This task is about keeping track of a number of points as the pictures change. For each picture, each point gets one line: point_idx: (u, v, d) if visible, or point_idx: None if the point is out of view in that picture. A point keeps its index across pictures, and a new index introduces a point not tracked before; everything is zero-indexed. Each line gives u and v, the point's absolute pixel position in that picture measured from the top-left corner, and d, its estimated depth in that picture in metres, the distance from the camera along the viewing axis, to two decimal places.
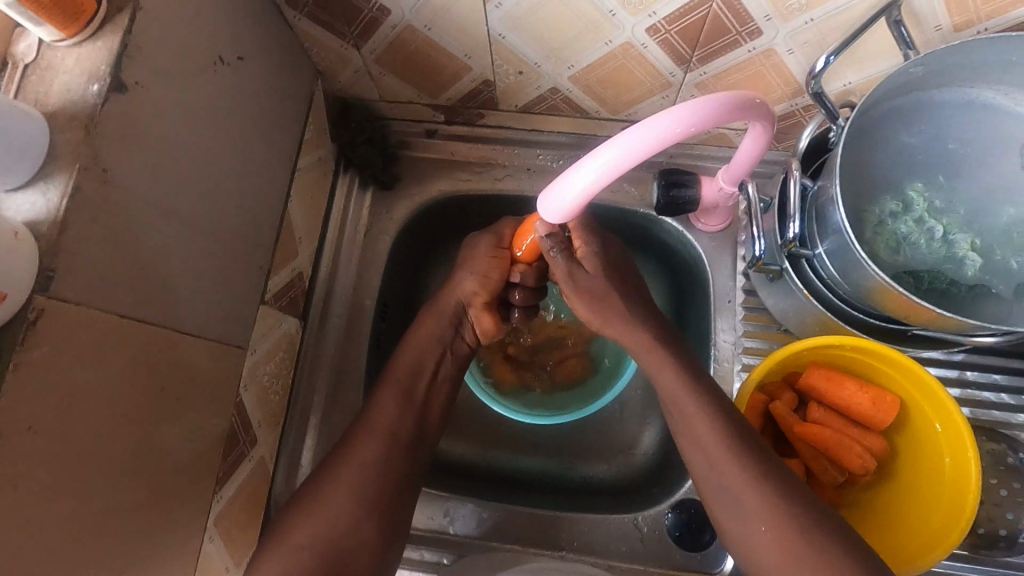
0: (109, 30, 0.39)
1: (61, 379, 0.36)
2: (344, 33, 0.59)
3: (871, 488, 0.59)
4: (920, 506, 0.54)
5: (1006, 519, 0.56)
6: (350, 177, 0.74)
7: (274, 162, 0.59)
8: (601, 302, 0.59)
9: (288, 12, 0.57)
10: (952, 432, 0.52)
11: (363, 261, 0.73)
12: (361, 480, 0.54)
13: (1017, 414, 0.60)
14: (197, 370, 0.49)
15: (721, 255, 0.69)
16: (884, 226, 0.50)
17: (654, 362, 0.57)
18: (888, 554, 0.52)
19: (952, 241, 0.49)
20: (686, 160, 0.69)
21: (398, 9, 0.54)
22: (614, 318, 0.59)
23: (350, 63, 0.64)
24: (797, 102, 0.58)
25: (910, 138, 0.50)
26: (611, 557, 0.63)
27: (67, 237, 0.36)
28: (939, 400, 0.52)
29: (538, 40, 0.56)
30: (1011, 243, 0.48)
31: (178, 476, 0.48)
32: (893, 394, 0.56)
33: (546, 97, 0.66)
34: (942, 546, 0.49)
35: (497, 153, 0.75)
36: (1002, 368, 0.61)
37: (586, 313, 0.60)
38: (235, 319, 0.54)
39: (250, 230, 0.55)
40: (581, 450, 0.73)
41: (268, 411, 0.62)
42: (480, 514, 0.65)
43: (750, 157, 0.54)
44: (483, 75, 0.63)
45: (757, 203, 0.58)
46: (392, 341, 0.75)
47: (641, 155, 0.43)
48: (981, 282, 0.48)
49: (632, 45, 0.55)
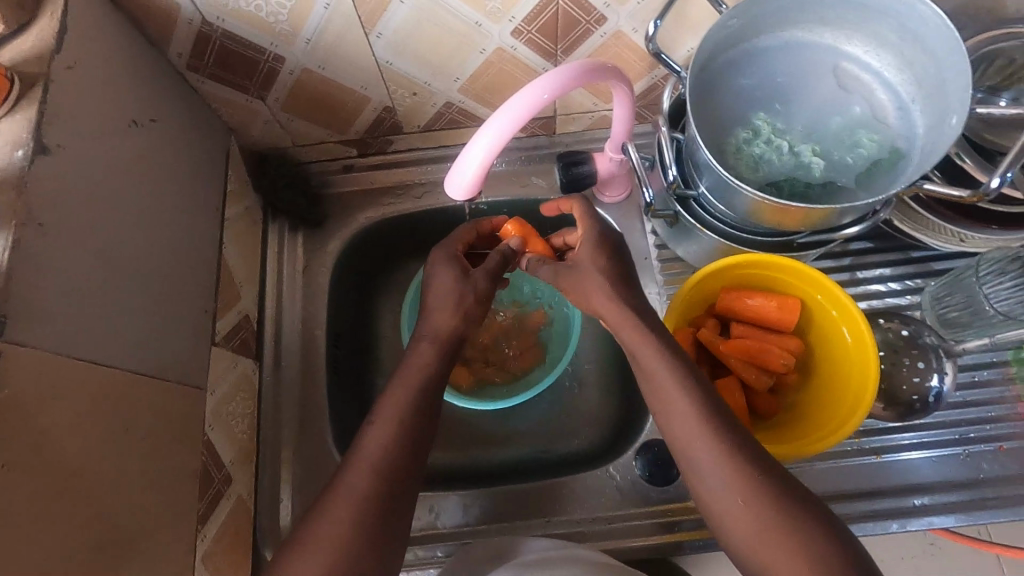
0: (25, 104, 0.43)
1: (31, 415, 0.38)
2: (247, 86, 0.65)
3: (799, 389, 0.66)
4: (839, 384, 0.61)
5: (916, 384, 0.65)
6: (279, 224, 0.79)
7: (202, 213, 0.63)
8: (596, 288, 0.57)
9: (192, 76, 0.62)
10: (844, 312, 0.60)
11: (305, 297, 0.76)
12: None
13: (905, 297, 0.70)
14: (159, 408, 0.51)
15: (630, 220, 0.76)
16: (742, 151, 0.58)
17: (634, 335, 0.54)
18: (823, 430, 0.59)
19: (798, 152, 0.57)
20: (581, 146, 0.78)
21: (292, 55, 0.61)
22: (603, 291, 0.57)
23: (258, 115, 0.69)
24: (655, 74, 0.67)
25: (747, 79, 0.60)
26: (593, 511, 0.67)
27: (15, 287, 0.39)
28: (831, 290, 0.60)
29: (422, 60, 0.63)
30: (845, 143, 0.57)
31: (157, 514, 0.49)
32: (793, 296, 0.64)
33: (443, 112, 0.73)
34: (857, 410, 0.56)
35: (412, 174, 0.81)
36: (885, 262, 0.71)
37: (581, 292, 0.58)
38: (189, 361, 0.56)
39: (189, 277, 0.58)
40: (552, 431, 0.77)
41: (239, 449, 0.64)
42: (464, 504, 0.68)
43: (624, 122, 0.62)
44: (382, 102, 0.70)
45: (641, 164, 0.65)
46: (349, 366, 0.78)
47: (514, 125, 0.49)
48: (829, 179, 0.57)
49: (504, 50, 0.63)
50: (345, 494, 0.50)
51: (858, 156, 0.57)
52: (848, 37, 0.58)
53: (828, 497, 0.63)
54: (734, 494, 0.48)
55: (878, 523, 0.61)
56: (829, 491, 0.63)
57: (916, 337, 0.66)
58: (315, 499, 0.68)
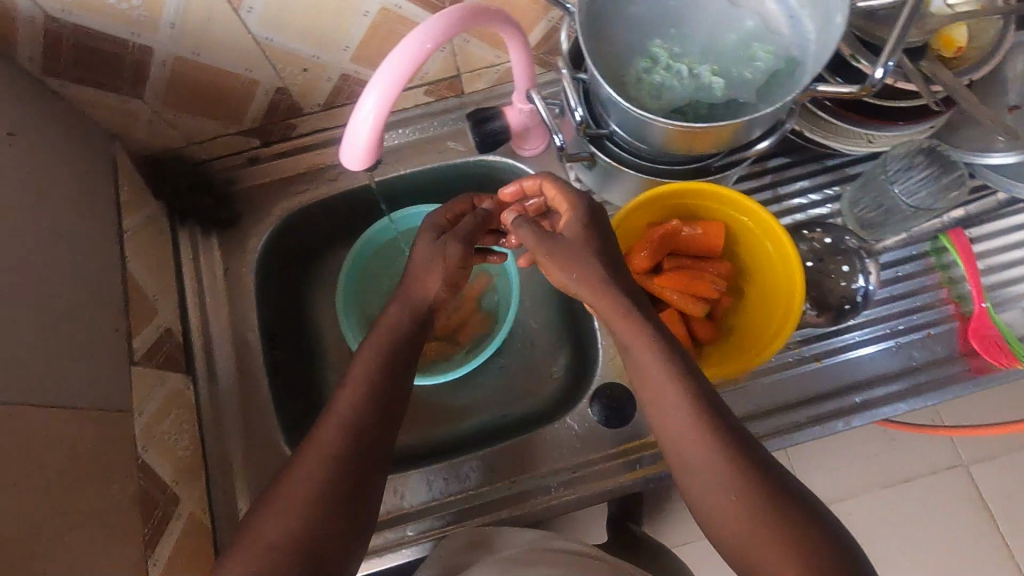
0: None
1: None
2: (118, 85, 0.60)
3: (735, 308, 0.68)
4: (771, 296, 0.64)
5: (844, 289, 0.67)
6: (190, 229, 0.74)
7: (91, 228, 0.58)
8: (569, 264, 0.53)
9: (51, 81, 0.57)
10: (761, 223, 0.62)
11: (232, 302, 0.73)
12: None
13: (826, 206, 0.72)
14: (73, 440, 0.48)
15: (553, 172, 0.75)
16: (642, 81, 0.57)
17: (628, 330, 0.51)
18: (765, 341, 0.61)
19: (697, 74, 0.57)
20: (492, 102, 0.76)
21: (158, 44, 0.57)
22: (576, 270, 0.53)
23: (140, 116, 0.65)
24: (553, 16, 0.65)
25: (639, 6, 0.58)
26: (556, 463, 0.67)
27: None
28: (783, 242, 0.61)
29: (303, 31, 0.60)
30: (742, 59, 0.57)
31: (93, 548, 0.46)
32: (716, 221, 0.65)
33: (341, 87, 0.69)
34: (787, 325, 0.59)
35: (323, 157, 0.77)
36: (805, 175, 0.73)
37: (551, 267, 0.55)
38: (104, 386, 0.53)
39: (87, 297, 0.55)
40: (507, 394, 0.78)
41: (182, 467, 0.61)
42: (428, 479, 0.67)
43: (524, 69, 0.61)
44: (273, 84, 0.66)
45: (551, 110, 0.64)
46: (290, 365, 0.76)
47: (400, 79, 0.46)
48: (732, 97, 0.56)
49: (388, 9, 0.59)
50: (310, 468, 0.49)
51: (756, 69, 0.56)
52: None
53: (748, 416, 0.64)
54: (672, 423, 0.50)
55: (825, 425, 0.64)
56: (752, 411, 0.65)
57: (839, 242, 0.69)
58: None
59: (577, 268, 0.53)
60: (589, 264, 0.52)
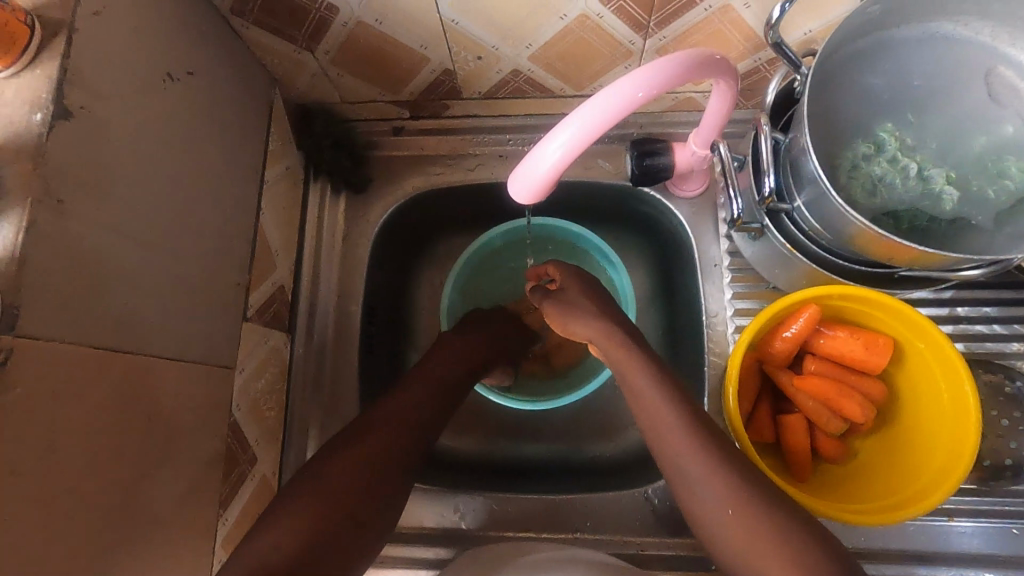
0: (46, 58, 0.38)
1: (43, 414, 0.35)
2: (295, 37, 0.58)
3: (875, 436, 0.59)
4: (923, 442, 0.54)
5: (1010, 449, 0.57)
6: (322, 184, 0.73)
7: (240, 176, 0.57)
8: (572, 308, 0.60)
9: (235, 21, 0.55)
10: (943, 361, 0.52)
11: (344, 268, 0.72)
12: None
13: (1011, 344, 0.61)
14: (181, 396, 0.48)
15: (702, 222, 0.68)
16: (858, 169, 0.50)
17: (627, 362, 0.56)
18: (901, 494, 0.52)
19: (927, 177, 0.49)
20: (657, 129, 0.69)
21: (346, 6, 0.53)
22: (580, 314, 0.59)
23: (305, 67, 0.63)
24: (761, 57, 0.57)
25: (876, 79, 0.50)
26: (625, 533, 0.63)
27: (28, 275, 0.35)
28: (963, 393, 0.51)
29: (492, 22, 0.55)
30: (987, 171, 0.48)
31: (176, 506, 0.47)
32: (886, 336, 0.56)
33: (508, 80, 0.65)
34: (936, 491, 0.50)
35: (467, 143, 0.74)
36: (993, 300, 0.61)
37: (557, 318, 0.61)
38: (218, 342, 0.53)
39: (222, 249, 0.54)
40: (586, 432, 0.74)
41: (265, 427, 0.62)
42: (490, 506, 0.65)
43: (718, 116, 0.53)
44: (442, 65, 0.62)
45: (730, 163, 0.57)
46: (383, 343, 0.75)
47: (603, 125, 0.42)
48: (961, 215, 0.49)
49: (588, 17, 0.53)
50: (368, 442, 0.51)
51: (1002, 189, 0.48)
52: (1013, 36, 0.47)
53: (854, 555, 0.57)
54: (727, 506, 0.47)
55: None
56: (861, 548, 0.58)
57: (1020, 394, 0.58)
58: None
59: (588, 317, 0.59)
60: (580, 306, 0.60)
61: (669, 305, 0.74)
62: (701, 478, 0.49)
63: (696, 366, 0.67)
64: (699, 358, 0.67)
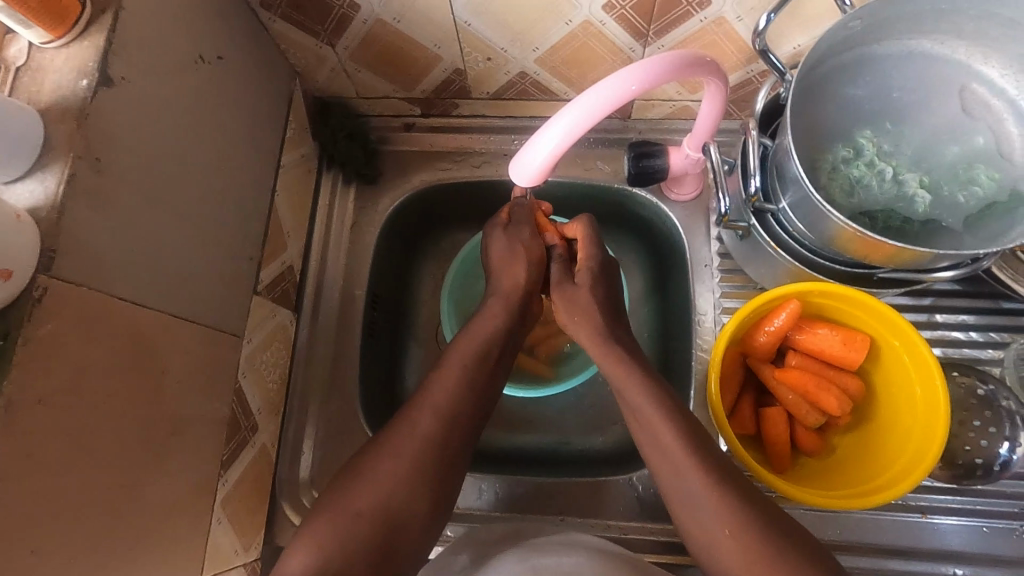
0: (94, 30, 0.42)
1: (70, 352, 0.38)
2: (318, 31, 0.62)
3: (851, 431, 0.62)
4: (896, 437, 0.57)
5: (982, 448, 0.59)
6: (333, 174, 0.77)
7: (259, 158, 0.61)
8: (585, 315, 0.62)
9: (263, 13, 0.60)
10: (918, 360, 0.55)
11: (350, 254, 0.75)
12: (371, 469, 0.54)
13: (986, 350, 0.63)
14: (194, 356, 0.50)
15: (695, 224, 0.71)
16: (838, 171, 0.53)
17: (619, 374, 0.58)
18: (873, 483, 0.55)
19: (902, 181, 0.52)
20: (655, 135, 0.73)
21: (367, 4, 0.58)
22: (590, 327, 0.61)
23: (326, 61, 0.67)
24: (752, 69, 0.61)
25: (857, 90, 0.54)
26: (610, 517, 0.65)
27: (66, 222, 0.38)
28: (934, 389, 0.54)
29: (502, 24, 0.59)
30: (958, 177, 0.52)
31: (182, 459, 0.49)
32: (864, 334, 0.59)
33: (516, 82, 0.69)
34: (906, 480, 0.52)
35: (474, 141, 0.78)
36: (969, 308, 0.64)
37: (563, 317, 0.63)
38: (230, 310, 0.56)
39: (239, 224, 0.57)
40: (578, 425, 0.75)
41: (268, 398, 0.64)
42: (480, 486, 0.67)
43: (710, 120, 0.57)
44: (454, 64, 0.66)
45: (721, 166, 0.60)
46: (385, 329, 0.78)
47: (599, 114, 0.46)
48: (933, 217, 0.52)
49: (591, 23, 0.57)
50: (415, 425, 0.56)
51: (972, 195, 0.51)
52: (986, 55, 0.51)
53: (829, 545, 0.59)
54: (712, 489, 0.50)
55: None
56: (838, 540, 0.60)
57: (992, 396, 0.60)
58: (336, 457, 0.69)
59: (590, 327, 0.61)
60: (589, 317, 0.62)
61: (661, 303, 0.76)
62: (693, 459, 0.51)
63: (684, 361, 0.70)
64: (688, 354, 0.69)
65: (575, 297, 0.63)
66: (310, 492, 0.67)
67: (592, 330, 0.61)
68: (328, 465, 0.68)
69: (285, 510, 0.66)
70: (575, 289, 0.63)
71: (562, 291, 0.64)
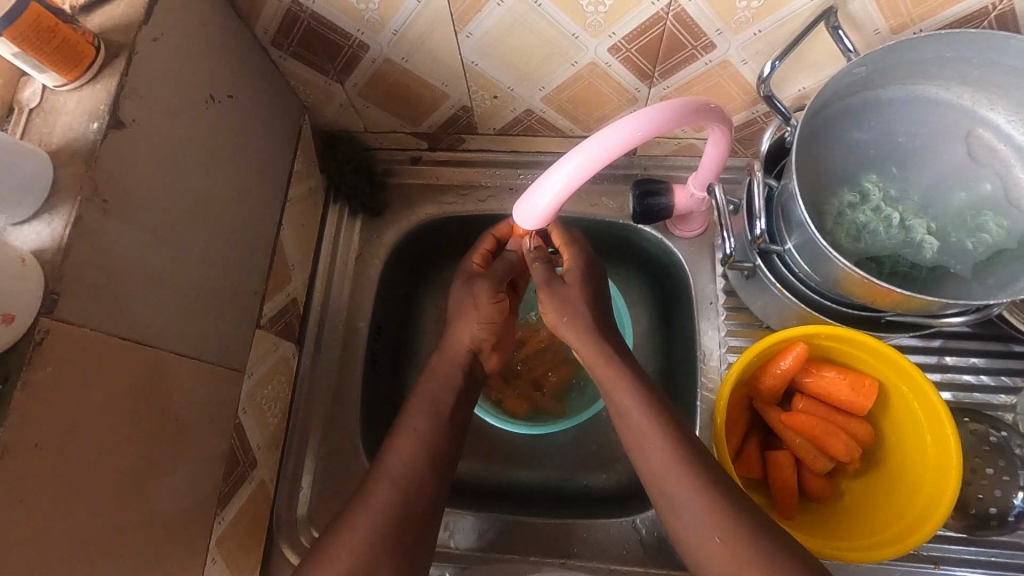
0: (107, 74, 0.43)
1: (69, 396, 0.38)
2: (328, 69, 0.63)
3: (860, 476, 0.60)
4: (905, 487, 0.56)
5: (995, 497, 0.58)
6: (340, 206, 0.77)
7: (265, 193, 0.61)
8: (574, 314, 0.60)
9: (274, 52, 0.61)
10: (929, 407, 0.54)
11: (355, 286, 0.75)
12: (371, 515, 0.53)
13: (998, 395, 0.62)
14: (194, 393, 0.50)
15: (701, 260, 0.71)
16: (844, 216, 0.53)
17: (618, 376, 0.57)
18: (881, 535, 0.54)
19: (909, 227, 0.52)
20: (660, 172, 0.73)
21: (377, 44, 0.58)
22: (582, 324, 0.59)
23: (334, 97, 0.68)
24: (757, 109, 0.61)
25: (862, 134, 0.54)
26: (611, 561, 0.63)
27: (70, 264, 0.39)
28: (945, 439, 0.52)
29: (509, 65, 0.59)
30: (966, 225, 0.52)
31: (178, 499, 0.49)
32: (873, 378, 0.58)
33: (522, 119, 0.69)
34: (914, 535, 0.51)
35: (479, 175, 0.78)
36: (981, 351, 0.63)
37: (552, 317, 0.61)
38: (232, 345, 0.56)
39: (244, 259, 0.58)
40: (581, 462, 0.74)
41: (267, 433, 0.64)
42: (479, 526, 0.66)
43: (714, 159, 0.57)
44: (461, 102, 0.67)
45: (726, 205, 0.60)
46: (388, 362, 0.77)
47: (604, 160, 0.46)
48: (941, 263, 0.52)
49: (597, 65, 0.58)
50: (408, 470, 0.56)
51: (980, 242, 0.51)
52: (991, 102, 0.51)
53: None
54: (717, 536, 0.48)
55: None
56: None
57: (1006, 444, 0.59)
58: (333, 493, 0.68)
59: (581, 328, 0.59)
60: (580, 318, 0.59)
61: (665, 339, 0.75)
62: (699, 506, 0.50)
63: (690, 400, 0.69)
64: (693, 393, 0.68)
65: (567, 296, 0.60)
66: (307, 528, 0.66)
67: (581, 328, 0.59)
68: (325, 501, 0.68)
69: (282, 548, 0.65)
70: (565, 288, 0.61)
71: (551, 289, 0.60)
